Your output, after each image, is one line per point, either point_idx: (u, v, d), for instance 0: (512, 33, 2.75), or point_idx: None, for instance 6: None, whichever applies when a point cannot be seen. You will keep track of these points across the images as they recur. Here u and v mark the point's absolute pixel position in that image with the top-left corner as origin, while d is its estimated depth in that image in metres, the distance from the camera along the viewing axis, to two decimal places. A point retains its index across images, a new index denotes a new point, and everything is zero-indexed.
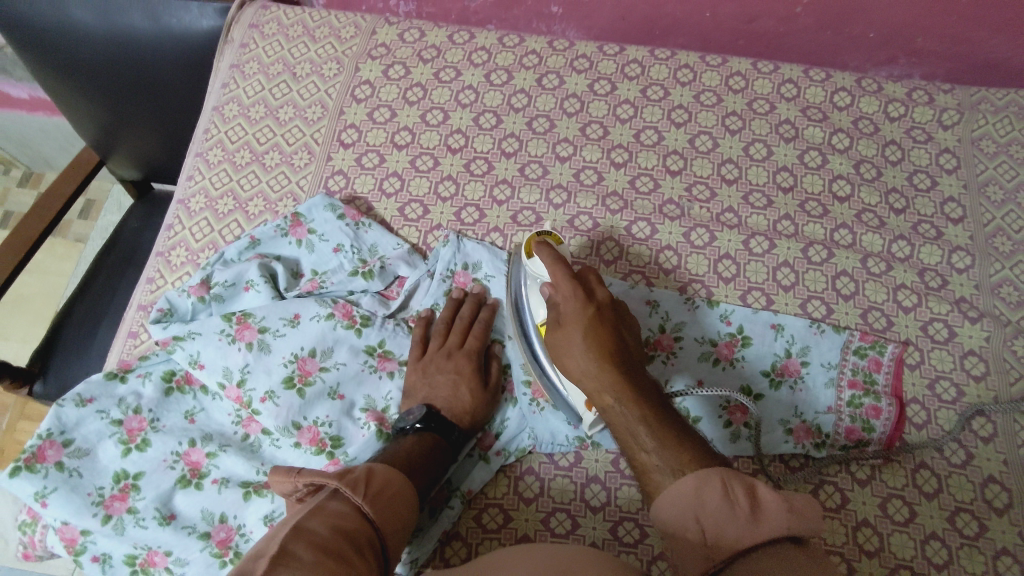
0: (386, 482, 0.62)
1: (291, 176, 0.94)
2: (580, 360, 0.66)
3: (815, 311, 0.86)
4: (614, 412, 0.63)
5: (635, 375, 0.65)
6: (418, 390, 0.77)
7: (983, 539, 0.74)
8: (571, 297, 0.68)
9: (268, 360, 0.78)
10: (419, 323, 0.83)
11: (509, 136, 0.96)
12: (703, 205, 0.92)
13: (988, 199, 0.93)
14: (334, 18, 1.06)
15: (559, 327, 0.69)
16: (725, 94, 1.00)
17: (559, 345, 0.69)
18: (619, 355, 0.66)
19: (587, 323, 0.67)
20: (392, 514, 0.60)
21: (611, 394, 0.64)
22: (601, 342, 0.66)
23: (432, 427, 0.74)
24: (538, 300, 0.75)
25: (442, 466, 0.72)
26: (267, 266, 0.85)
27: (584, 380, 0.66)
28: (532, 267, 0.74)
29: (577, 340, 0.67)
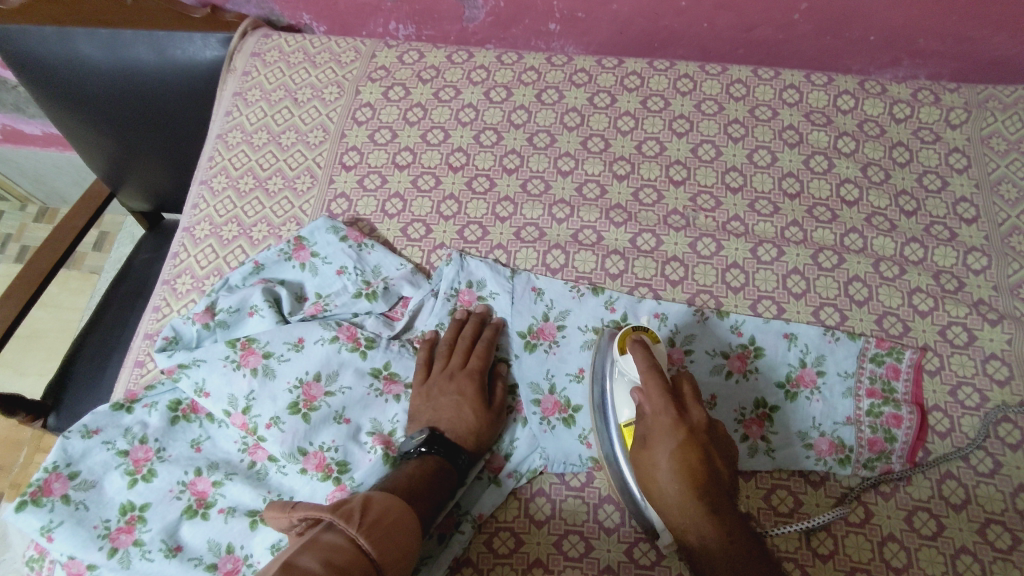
0: (383, 510, 0.60)
1: (294, 201, 0.94)
2: (667, 487, 0.64)
3: (828, 319, 0.84)
4: (703, 553, 0.62)
5: (725, 510, 0.62)
6: (422, 412, 0.76)
7: (1016, 552, 0.71)
8: (662, 413, 0.66)
9: (273, 386, 0.78)
10: (425, 345, 0.82)
11: (510, 152, 0.96)
12: (708, 214, 0.91)
13: (1001, 198, 0.91)
14: (334, 43, 1.07)
15: (648, 448, 0.66)
16: (726, 102, 0.99)
17: (644, 464, 0.67)
18: (711, 486, 0.63)
19: (680, 448, 0.64)
20: (392, 545, 0.58)
21: (699, 532, 0.62)
22: (689, 467, 0.64)
23: (437, 449, 0.72)
24: (625, 398, 0.72)
25: (447, 489, 0.71)
26: (271, 290, 0.85)
27: (670, 511, 0.64)
28: (623, 363, 0.72)
29: (667, 464, 0.65)
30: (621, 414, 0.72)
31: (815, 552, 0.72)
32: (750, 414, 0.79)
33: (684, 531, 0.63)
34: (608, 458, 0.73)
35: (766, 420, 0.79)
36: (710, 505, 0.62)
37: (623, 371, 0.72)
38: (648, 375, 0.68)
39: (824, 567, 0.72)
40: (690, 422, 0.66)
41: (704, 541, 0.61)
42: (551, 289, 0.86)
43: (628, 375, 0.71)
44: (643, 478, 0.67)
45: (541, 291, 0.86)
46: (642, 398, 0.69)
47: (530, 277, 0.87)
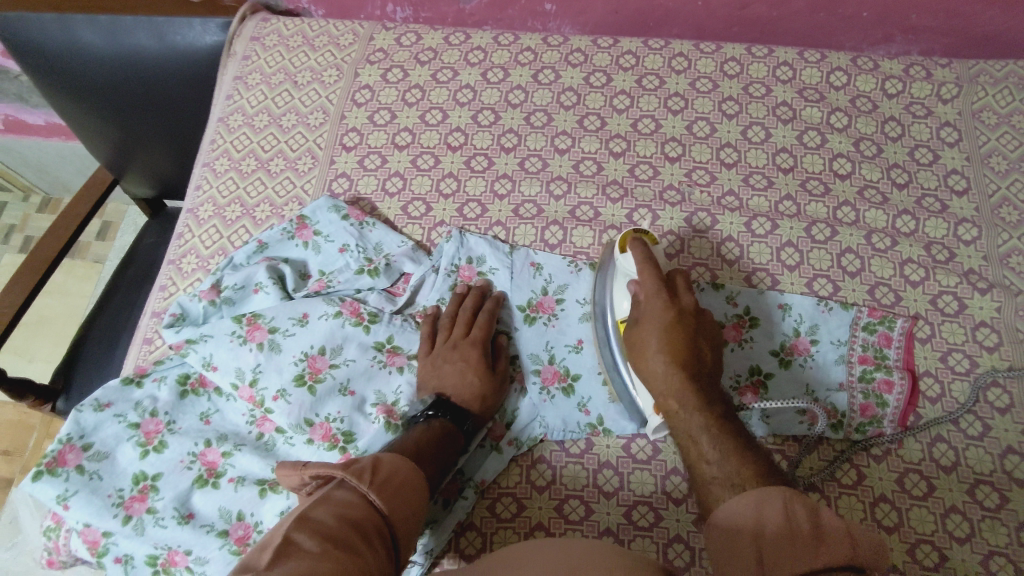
0: (394, 470, 0.61)
1: (296, 181, 0.96)
2: (652, 358, 0.68)
3: (821, 289, 0.86)
4: (679, 419, 0.65)
5: (705, 385, 0.66)
6: (429, 382, 0.78)
7: (1005, 510, 0.73)
8: (654, 296, 0.71)
9: (280, 359, 0.79)
10: (426, 319, 0.83)
11: (507, 132, 0.98)
12: (703, 189, 0.93)
13: (991, 170, 0.93)
14: (333, 27, 1.09)
15: (640, 328, 0.71)
16: (721, 80, 1.00)
17: (633, 341, 0.71)
18: (693, 365, 0.67)
19: (669, 326, 0.69)
20: (403, 502, 0.59)
21: (678, 401, 0.65)
22: (674, 342, 0.68)
23: (443, 413, 0.74)
24: (621, 293, 0.76)
25: (452, 453, 0.72)
26: (276, 268, 0.86)
27: (654, 382, 0.68)
28: (623, 261, 0.76)
29: (655, 341, 0.69)
30: (618, 307, 0.76)
31: None
32: (744, 382, 0.81)
33: (664, 398, 0.67)
34: (603, 349, 0.79)
35: (759, 387, 0.81)
36: (691, 379, 0.66)
37: (622, 269, 0.77)
38: (643, 264, 0.72)
39: None
40: (680, 307, 0.71)
41: (683, 408, 0.65)
42: (549, 264, 0.88)
43: (626, 271, 0.76)
44: (632, 356, 0.71)
45: (540, 266, 0.87)
46: (636, 288, 0.73)
47: (529, 252, 0.88)
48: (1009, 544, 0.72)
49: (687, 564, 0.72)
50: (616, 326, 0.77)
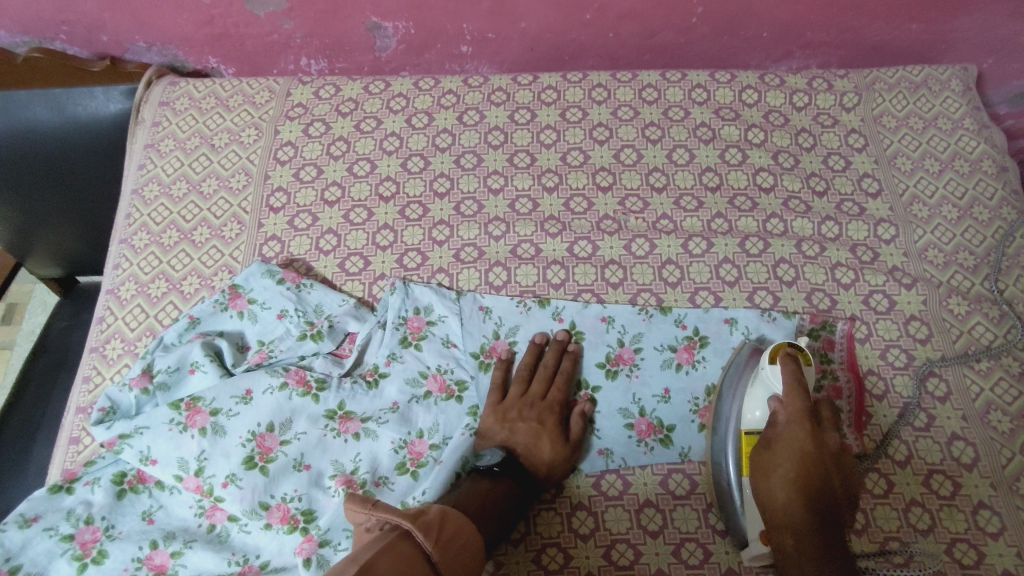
0: (458, 528, 0.59)
1: (222, 249, 0.91)
2: (776, 486, 0.68)
3: (762, 301, 0.89)
4: (790, 549, 0.65)
5: (826, 518, 0.65)
6: (497, 438, 0.77)
7: (959, 496, 0.77)
8: (796, 422, 0.70)
9: (225, 443, 0.75)
10: (500, 366, 0.83)
11: (438, 176, 0.97)
12: (638, 216, 0.95)
13: (899, 170, 0.99)
14: (245, 85, 1.05)
15: (772, 451, 0.70)
16: (641, 107, 1.03)
17: (762, 465, 0.70)
18: (823, 501, 0.66)
19: (804, 457, 0.68)
20: (459, 566, 0.57)
21: (793, 533, 0.65)
22: (806, 473, 0.67)
23: (509, 472, 0.73)
24: (757, 401, 0.74)
25: (514, 513, 0.71)
26: (211, 344, 0.82)
27: (772, 511, 0.67)
28: (766, 372, 0.74)
29: (784, 465, 0.68)
30: (751, 416, 0.74)
31: None
32: (703, 402, 0.82)
33: (778, 526, 0.66)
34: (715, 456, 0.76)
35: None
36: (812, 509, 0.65)
37: (763, 379, 0.75)
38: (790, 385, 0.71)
39: None
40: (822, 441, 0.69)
41: (797, 541, 0.64)
42: (497, 306, 0.87)
43: (768, 382, 0.74)
44: (756, 476, 0.70)
45: (488, 310, 0.87)
46: (776, 405, 0.72)
47: (476, 297, 0.87)
48: (968, 529, 0.75)
49: None
50: (741, 439, 0.75)
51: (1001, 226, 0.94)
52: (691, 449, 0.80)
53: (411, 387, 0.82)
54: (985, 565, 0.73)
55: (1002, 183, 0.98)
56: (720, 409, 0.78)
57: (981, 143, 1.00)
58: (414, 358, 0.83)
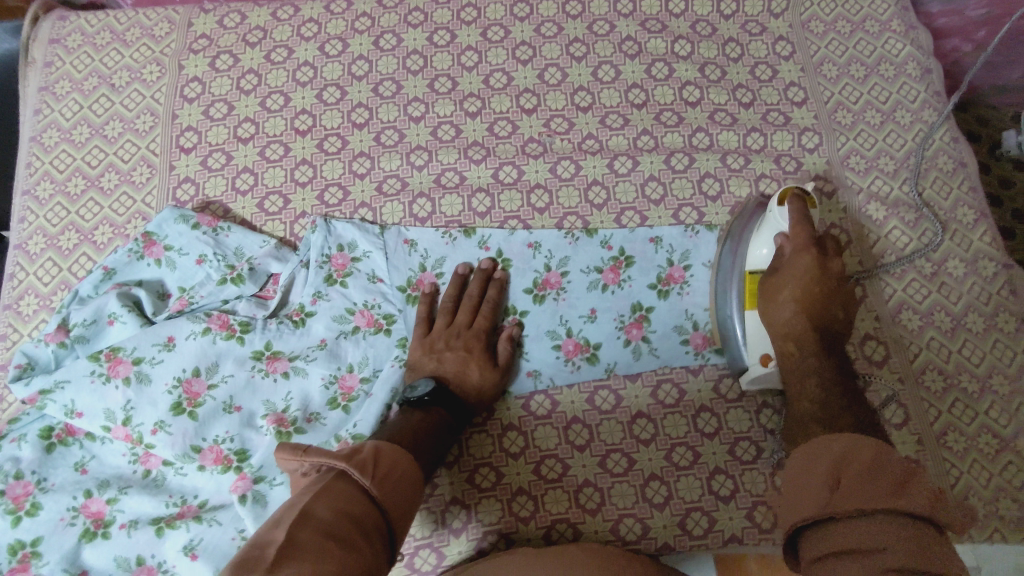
0: (394, 462, 0.60)
1: (134, 195, 0.88)
2: (782, 307, 0.71)
3: (687, 218, 0.89)
4: (793, 357, 0.70)
5: (827, 333, 0.69)
6: (426, 369, 0.77)
7: (869, 392, 0.82)
8: (802, 252, 0.71)
9: (151, 391, 0.74)
10: (424, 301, 0.82)
11: (357, 106, 0.93)
12: (563, 137, 0.93)
13: (824, 77, 0.98)
14: (142, 16, 0.97)
15: (775, 279, 0.73)
16: (564, 22, 0.99)
17: (770, 290, 0.73)
18: (824, 319, 0.69)
19: (811, 282, 0.70)
20: (401, 496, 0.59)
21: (796, 345, 0.69)
22: (809, 295, 0.69)
23: (439, 402, 0.74)
24: (763, 240, 0.76)
25: (447, 439, 0.73)
26: (128, 293, 0.80)
27: (776, 326, 0.71)
28: (774, 213, 0.76)
29: (790, 290, 0.71)
30: (757, 254, 0.77)
31: (702, 432, 0.79)
32: (629, 319, 0.84)
33: (782, 340, 0.71)
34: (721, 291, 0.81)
35: (643, 322, 0.84)
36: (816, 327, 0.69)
37: (771, 220, 0.76)
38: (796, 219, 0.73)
39: (710, 444, 0.79)
40: (825, 267, 0.71)
41: (799, 350, 0.69)
42: (423, 238, 0.86)
43: (776, 223, 0.76)
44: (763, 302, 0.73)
45: (413, 243, 0.86)
46: (782, 241, 0.74)
47: (401, 230, 0.86)
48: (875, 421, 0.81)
49: (598, 504, 0.77)
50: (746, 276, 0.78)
51: (921, 129, 0.95)
52: (617, 364, 0.83)
53: (339, 323, 0.81)
54: None
55: (925, 84, 0.97)
56: (724, 254, 0.82)
57: (907, 45, 0.99)
58: (340, 295, 0.83)
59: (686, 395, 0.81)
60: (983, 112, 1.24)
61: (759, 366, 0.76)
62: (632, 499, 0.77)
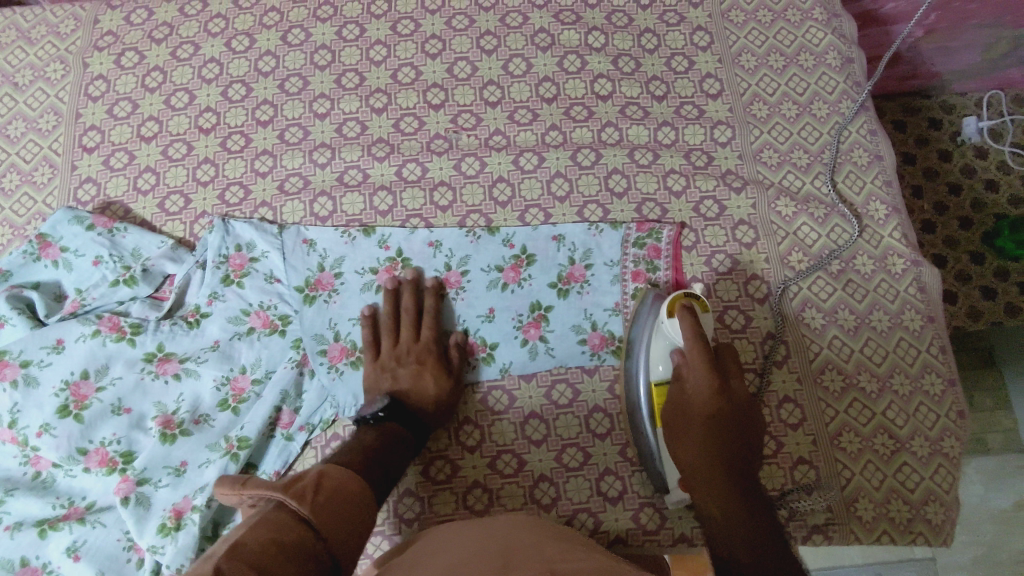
0: (336, 490, 0.58)
1: (35, 196, 0.87)
2: (693, 449, 0.70)
3: (592, 215, 0.88)
4: (714, 505, 0.67)
5: (738, 469, 0.68)
6: (382, 388, 0.78)
7: (767, 392, 0.82)
8: (702, 378, 0.70)
9: (38, 394, 0.75)
10: (366, 324, 0.81)
11: (261, 103, 0.91)
12: (470, 133, 0.91)
13: (742, 69, 0.96)
14: (49, 13, 0.96)
15: (682, 410, 0.72)
16: (477, 14, 0.97)
17: (678, 426, 0.72)
18: (731, 454, 0.69)
19: (717, 413, 0.70)
20: (342, 523, 0.56)
21: (713, 488, 0.67)
22: (716, 428, 0.69)
23: (393, 417, 0.74)
24: (660, 356, 0.74)
25: (405, 455, 0.71)
26: (21, 296, 0.80)
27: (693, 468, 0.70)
28: (666, 325, 0.74)
29: (695, 427, 0.70)
30: (656, 371, 0.75)
31: (594, 433, 0.80)
32: (527, 319, 0.84)
33: (702, 484, 0.68)
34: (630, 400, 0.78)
35: (542, 321, 0.83)
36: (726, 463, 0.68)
37: (664, 332, 0.74)
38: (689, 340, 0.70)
39: (602, 445, 0.80)
40: (725, 390, 0.71)
41: (716, 492, 0.67)
42: (321, 238, 0.85)
43: (670, 337, 0.74)
44: (673, 436, 0.72)
45: (312, 242, 0.85)
46: (679, 360, 0.73)
47: (300, 229, 0.85)
48: (771, 422, 0.81)
49: (486, 505, 0.78)
50: (650, 390, 0.75)
51: (837, 121, 0.93)
52: (512, 364, 0.82)
53: (233, 325, 0.81)
54: (783, 453, 0.80)
55: (846, 75, 0.95)
56: (630, 360, 0.78)
57: (828, 35, 0.97)
58: (236, 296, 0.82)
59: (580, 395, 0.82)
60: (947, 98, 1.19)
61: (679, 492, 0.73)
62: (521, 500, 0.78)
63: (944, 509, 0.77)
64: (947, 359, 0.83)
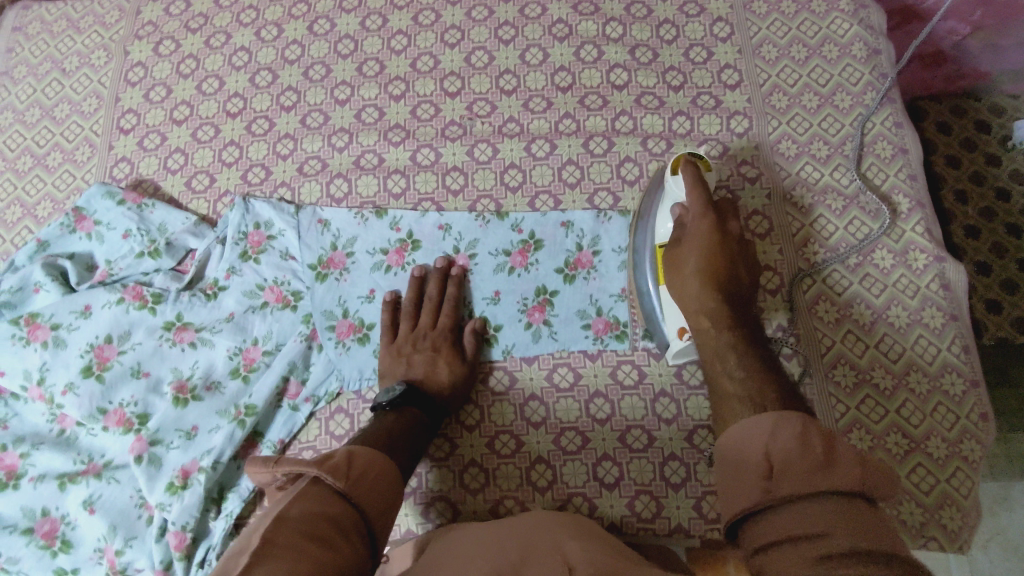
0: (369, 462, 0.60)
1: (75, 173, 0.93)
2: (689, 281, 0.68)
3: (602, 203, 0.88)
4: (706, 332, 0.65)
5: (735, 304, 0.66)
6: (398, 373, 0.79)
7: None
8: (700, 216, 0.70)
9: (65, 355, 0.80)
10: (386, 309, 0.83)
11: (286, 90, 0.95)
12: (484, 120, 0.93)
13: (762, 59, 0.94)
14: (97, 5, 1.03)
15: (677, 251, 0.71)
16: (496, 6, 0.98)
17: (674, 262, 0.70)
18: (728, 284, 0.67)
19: (715, 245, 0.68)
20: (376, 493, 0.58)
21: (709, 318, 0.65)
22: (714, 264, 0.67)
23: (411, 403, 0.75)
24: (665, 214, 0.75)
25: (422, 438, 0.72)
26: (55, 264, 0.85)
27: (689, 301, 0.68)
28: (670, 183, 0.74)
29: (693, 263, 0.68)
30: (661, 230, 0.75)
31: (594, 418, 0.80)
32: (532, 303, 0.84)
33: (696, 316, 0.66)
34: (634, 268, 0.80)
35: (547, 305, 0.84)
36: (725, 299, 0.66)
37: (668, 192, 0.75)
38: (691, 186, 0.71)
39: (601, 430, 0.79)
40: (723, 230, 0.70)
41: (712, 324, 0.65)
42: (336, 219, 0.88)
43: (672, 195, 0.74)
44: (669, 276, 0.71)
45: (327, 223, 0.88)
46: (680, 210, 0.73)
47: (315, 210, 0.88)
48: None
49: (482, 484, 0.78)
50: (655, 252, 0.76)
51: (860, 112, 0.90)
52: (515, 346, 0.83)
53: (248, 298, 0.85)
54: None
55: (872, 66, 0.92)
56: (637, 234, 0.80)
57: (854, 25, 0.94)
58: (252, 271, 0.86)
59: (581, 379, 0.81)
60: (999, 100, 1.12)
61: (677, 341, 0.73)
62: (517, 481, 0.78)
63: (960, 515, 0.74)
64: (970, 359, 0.79)
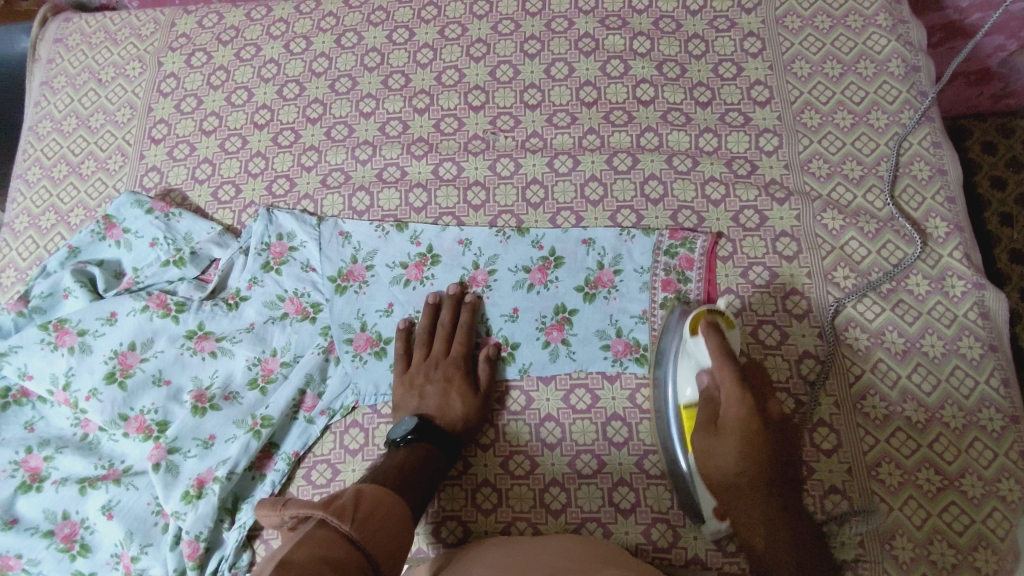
0: (375, 506, 0.59)
1: (107, 181, 0.96)
2: (727, 470, 0.64)
3: (625, 221, 0.87)
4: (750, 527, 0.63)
5: (780, 492, 0.63)
6: (410, 406, 0.78)
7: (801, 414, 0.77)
8: (734, 401, 0.63)
9: (90, 360, 0.81)
10: (399, 337, 0.82)
11: (312, 102, 0.96)
12: (507, 135, 0.92)
13: (794, 76, 0.92)
14: (133, 18, 1.06)
15: (710, 435, 0.66)
16: (523, 19, 0.98)
17: (706, 446, 0.66)
18: (769, 478, 0.63)
19: (756, 433, 0.63)
20: (383, 536, 0.57)
21: (757, 510, 0.62)
22: (756, 448, 0.62)
23: (424, 437, 0.74)
24: (687, 377, 0.71)
25: (435, 474, 0.72)
26: (84, 271, 0.87)
27: (721, 474, 0.65)
28: (691, 344, 0.71)
29: (732, 448, 0.63)
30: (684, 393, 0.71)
31: (610, 441, 0.78)
32: (550, 321, 0.83)
33: (745, 512, 0.63)
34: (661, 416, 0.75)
35: (565, 324, 0.82)
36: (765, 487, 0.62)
37: (691, 353, 0.71)
38: (716, 354, 0.65)
39: (618, 455, 0.77)
40: (763, 410, 0.64)
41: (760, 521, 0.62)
42: (357, 231, 0.88)
43: (696, 357, 0.70)
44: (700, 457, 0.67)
45: (348, 235, 0.88)
46: (705, 378, 0.69)
47: (337, 222, 0.89)
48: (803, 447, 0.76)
49: (494, 505, 0.77)
50: (679, 412, 0.73)
51: (896, 132, 0.87)
52: (532, 365, 0.82)
53: (269, 309, 0.85)
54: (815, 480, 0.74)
55: (910, 84, 0.89)
56: (661, 379, 0.77)
57: (892, 42, 0.91)
58: (274, 282, 0.86)
59: (599, 402, 0.80)
60: None
61: (713, 520, 0.70)
62: (530, 503, 0.77)
63: (995, 559, 0.70)
64: (1010, 393, 0.75)
